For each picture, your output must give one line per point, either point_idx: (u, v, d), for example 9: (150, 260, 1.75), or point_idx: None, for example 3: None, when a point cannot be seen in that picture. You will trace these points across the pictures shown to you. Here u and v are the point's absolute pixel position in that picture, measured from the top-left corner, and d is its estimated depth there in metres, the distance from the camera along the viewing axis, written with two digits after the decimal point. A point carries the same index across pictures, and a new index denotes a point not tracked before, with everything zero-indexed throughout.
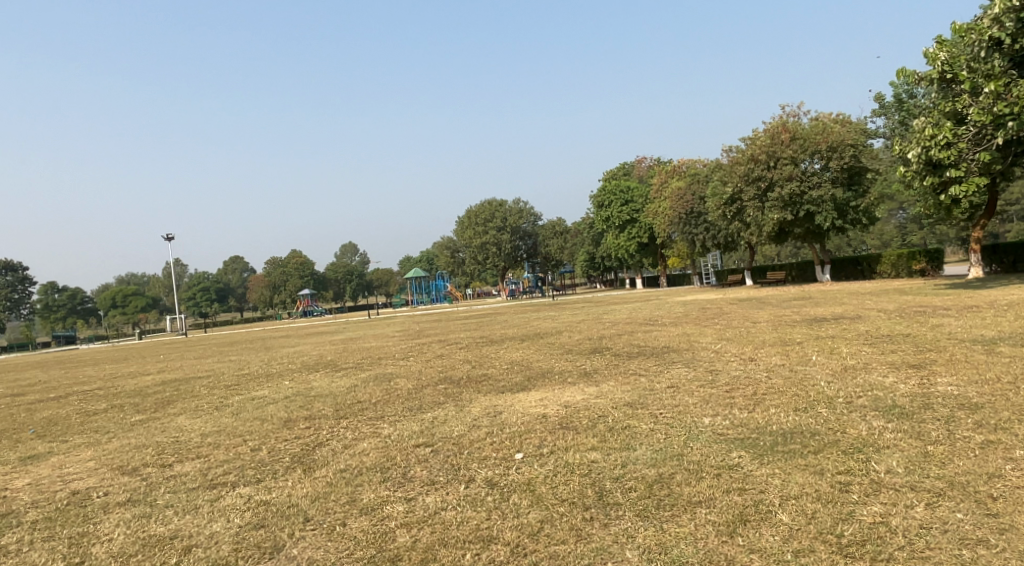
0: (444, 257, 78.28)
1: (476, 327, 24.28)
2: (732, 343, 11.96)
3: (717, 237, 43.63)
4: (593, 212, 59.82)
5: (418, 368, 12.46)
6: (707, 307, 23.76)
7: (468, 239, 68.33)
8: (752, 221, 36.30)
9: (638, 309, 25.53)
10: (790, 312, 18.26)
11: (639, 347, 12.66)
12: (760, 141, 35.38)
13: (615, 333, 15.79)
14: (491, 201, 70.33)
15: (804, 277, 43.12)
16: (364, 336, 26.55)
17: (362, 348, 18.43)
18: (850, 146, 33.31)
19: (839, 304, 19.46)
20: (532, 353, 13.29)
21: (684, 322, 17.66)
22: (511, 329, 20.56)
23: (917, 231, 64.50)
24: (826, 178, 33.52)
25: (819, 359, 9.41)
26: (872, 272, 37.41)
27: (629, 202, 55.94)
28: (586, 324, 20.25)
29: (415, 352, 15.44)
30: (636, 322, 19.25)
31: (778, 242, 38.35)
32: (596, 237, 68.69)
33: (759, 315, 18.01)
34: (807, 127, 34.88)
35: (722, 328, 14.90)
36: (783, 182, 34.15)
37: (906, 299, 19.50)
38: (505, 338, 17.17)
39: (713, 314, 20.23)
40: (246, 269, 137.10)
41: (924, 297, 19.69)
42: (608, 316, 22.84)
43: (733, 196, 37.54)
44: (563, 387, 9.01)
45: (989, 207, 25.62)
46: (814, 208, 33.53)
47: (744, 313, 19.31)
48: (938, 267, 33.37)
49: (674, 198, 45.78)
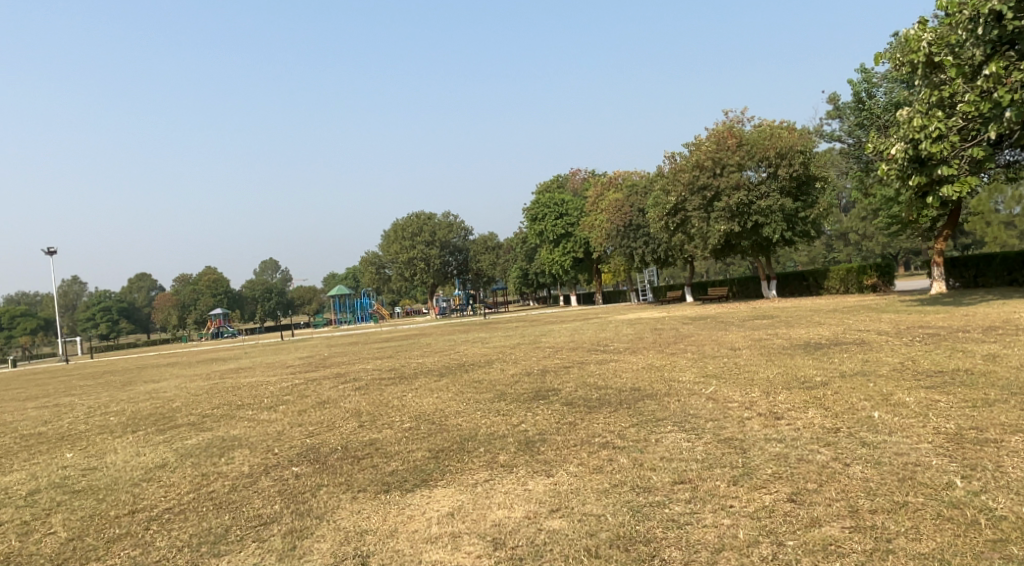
0: (368, 274, 73.47)
1: (390, 355, 20.30)
2: (728, 386, 8.56)
3: (657, 251, 41.06)
4: (526, 226, 56.55)
5: (276, 428, 8.53)
6: (659, 328, 20.65)
7: (394, 254, 63.86)
8: (696, 233, 33.72)
9: (580, 330, 22.18)
10: (762, 334, 15.28)
11: (598, 390, 9.12)
12: (704, 146, 32.89)
13: (562, 366, 12.21)
14: (418, 214, 66.26)
15: (746, 293, 40.94)
16: (258, 367, 22.23)
17: (233, 388, 14.26)
18: (799, 153, 31.06)
19: (812, 324, 16.72)
20: (449, 399, 9.54)
21: (641, 349, 14.30)
22: (429, 358, 16.71)
23: (844, 248, 64.76)
24: (774, 187, 31.23)
25: (890, 419, 6.07)
26: (819, 287, 35.42)
27: (564, 216, 52.99)
28: (522, 352, 16.63)
29: (294, 396, 11.46)
30: (582, 348, 15.79)
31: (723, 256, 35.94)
32: (529, 252, 65.54)
33: (727, 338, 14.99)
34: (753, 133, 32.58)
35: (696, 357, 11.54)
36: (729, 191, 31.62)
37: (888, 317, 16.93)
38: (417, 373, 13.36)
39: (669, 336, 17.12)
40: (156, 286, 128.01)
41: (910, 314, 17.11)
42: (547, 340, 19.39)
43: (676, 205, 34.92)
44: (492, 477, 5.36)
45: (954, 219, 23.57)
46: (762, 219, 31.13)
47: (705, 335, 16.29)
48: (890, 283, 31.41)
49: (612, 210, 43.01)
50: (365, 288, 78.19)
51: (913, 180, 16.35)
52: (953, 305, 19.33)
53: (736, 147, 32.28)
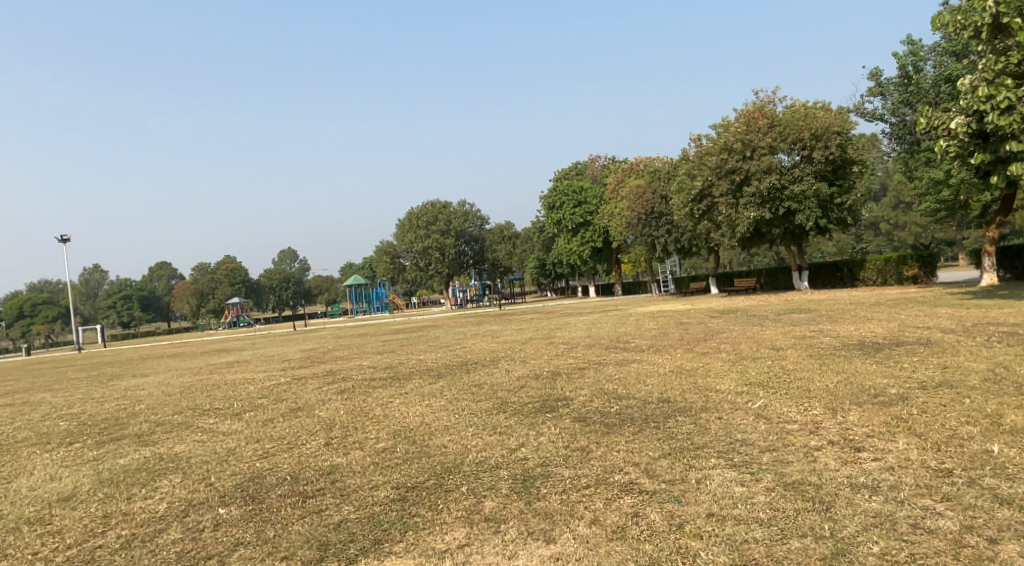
0: (383, 263, 72.10)
1: (394, 349, 18.89)
2: (780, 399, 6.96)
3: (681, 240, 39.24)
4: (544, 214, 54.85)
5: (231, 443, 7.07)
6: (685, 322, 18.97)
7: (409, 243, 62.43)
8: (724, 221, 31.88)
9: (598, 324, 20.58)
10: (804, 330, 13.61)
11: (619, 400, 7.55)
12: (734, 128, 30.95)
13: (576, 367, 10.68)
14: (434, 202, 64.78)
15: (774, 284, 39.04)
16: (256, 360, 20.96)
17: (214, 384, 12.94)
18: (836, 134, 29.08)
19: (858, 320, 15.01)
20: (441, 408, 8.06)
21: (666, 347, 12.70)
22: (434, 354, 15.24)
23: (873, 239, 62.58)
24: (809, 171, 29.30)
25: (1017, 456, 4.49)
26: (854, 278, 33.50)
27: (583, 203, 51.22)
28: (534, 348, 15.12)
29: (271, 399, 10.08)
30: (600, 345, 14.22)
31: (751, 245, 34.05)
32: (548, 242, 63.95)
33: (762, 335, 13.36)
34: (786, 113, 30.59)
35: (733, 360, 9.93)
36: (760, 175, 29.74)
37: (944, 311, 15.20)
38: (416, 372, 11.87)
39: (697, 332, 15.46)
40: (174, 275, 128.27)
41: (970, 308, 15.29)
42: (562, 335, 17.82)
43: (703, 191, 33.06)
44: (475, 540, 3.85)
45: (1008, 204, 21.62)
46: (795, 205, 29.24)
47: (737, 331, 14.66)
48: (932, 274, 29.37)
49: (634, 197, 41.22)
50: (380, 278, 77.06)
51: (978, 158, 14.48)
52: (1013, 298, 17.49)
53: (768, 129, 30.37)
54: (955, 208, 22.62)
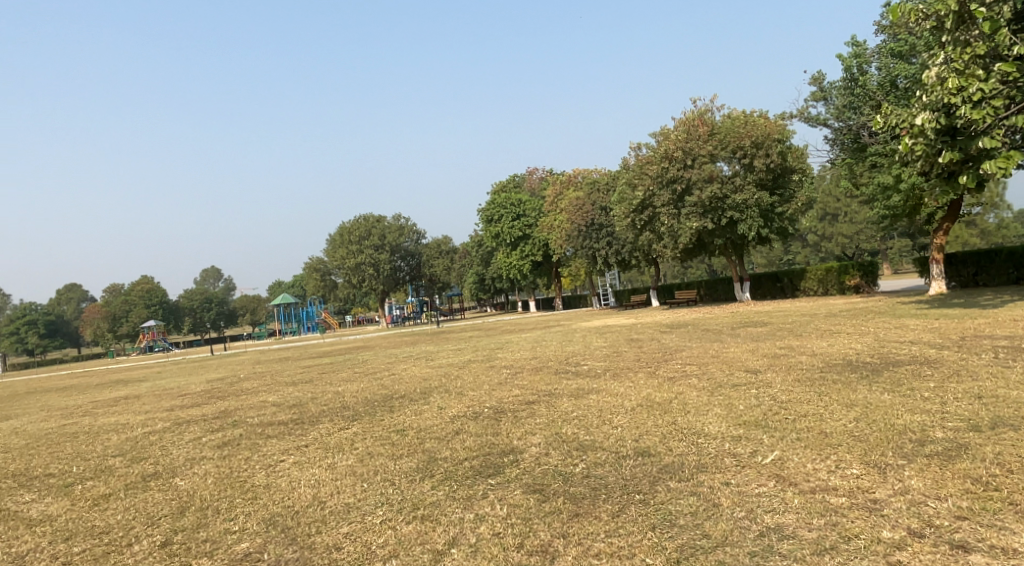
0: (313, 280, 68.56)
1: (312, 379, 16.55)
2: (796, 449, 5.26)
3: (621, 252, 38.09)
4: (481, 228, 52.97)
5: (31, 548, 4.92)
6: (636, 339, 17.40)
7: (340, 259, 59.37)
8: (666, 232, 30.78)
9: (542, 343, 18.80)
10: (773, 347, 12.19)
11: (582, 455, 5.71)
12: (674, 135, 29.94)
13: (523, 401, 8.79)
14: (366, 217, 62.04)
15: (715, 296, 38.28)
16: (151, 395, 18.24)
17: (74, 434, 10.49)
18: (777, 142, 28.34)
19: (826, 333, 13.76)
20: (346, 472, 6.06)
21: (624, 371, 10.98)
22: (353, 386, 13.06)
23: (803, 249, 63.56)
24: (750, 180, 28.47)
25: None
26: (795, 289, 32.96)
27: (521, 217, 49.64)
28: (470, 373, 13.16)
29: (130, 459, 7.84)
30: (546, 370, 12.37)
31: (693, 256, 33.12)
32: (485, 256, 62.05)
33: (728, 354, 11.86)
34: (727, 121, 29.71)
35: (710, 388, 8.25)
36: (701, 184, 28.76)
37: (913, 322, 14.11)
38: (326, 413, 9.72)
39: (654, 350, 13.86)
40: (87, 298, 121.06)
41: (939, 318, 14.25)
42: (502, 357, 15.92)
43: (644, 201, 31.91)
44: None
45: (955, 210, 21.11)
46: (737, 214, 28.36)
47: (697, 349, 13.14)
48: (874, 283, 28.92)
49: (572, 209, 39.84)
50: (310, 297, 73.50)
51: (946, 157, 13.47)
52: (974, 307, 16.66)
53: (708, 136, 29.41)
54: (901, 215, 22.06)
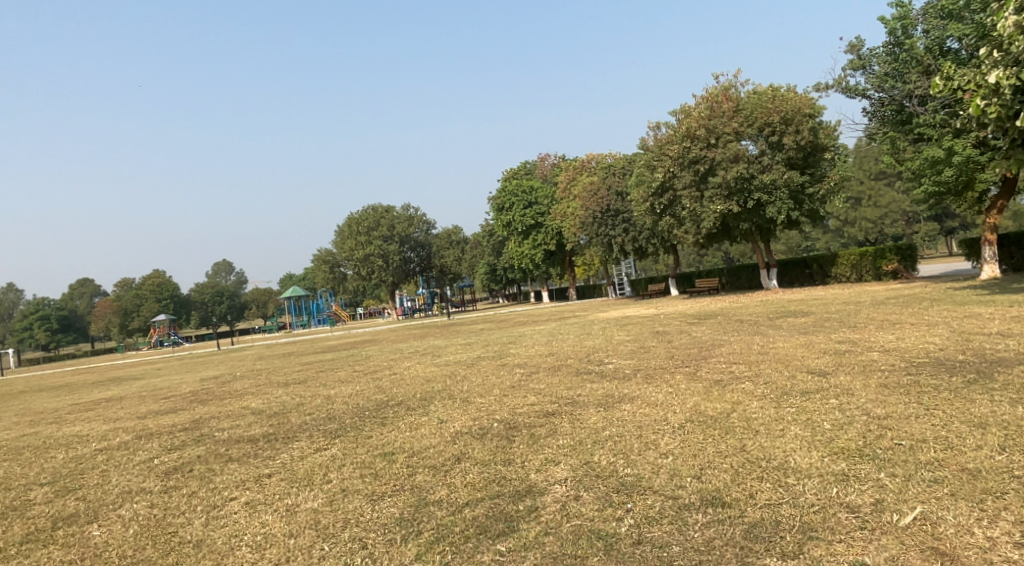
0: (323, 273, 67.23)
1: (307, 379, 15.00)
2: (944, 500, 3.67)
3: (639, 239, 36.32)
4: (492, 217, 51.35)
5: None
6: (663, 332, 15.72)
7: (349, 251, 57.97)
8: (688, 216, 29.00)
9: (558, 336, 17.17)
10: (827, 341, 10.52)
11: (625, 503, 4.19)
12: (696, 113, 28.10)
13: (541, 413, 7.22)
14: (375, 207, 60.59)
15: (738, 284, 36.47)
16: (134, 397, 16.86)
17: (18, 450, 9.04)
18: (808, 117, 26.43)
19: (885, 324, 12.04)
20: (308, 523, 4.53)
21: (658, 371, 9.36)
22: (348, 389, 11.51)
23: (824, 236, 61.31)
24: (779, 159, 26.62)
25: None
26: (826, 276, 31.14)
27: (533, 204, 47.90)
28: (479, 374, 11.58)
29: (55, 492, 6.34)
30: (566, 369, 10.77)
31: (716, 241, 31.31)
32: (496, 246, 60.43)
33: (777, 349, 10.20)
34: (754, 96, 27.80)
35: (773, 397, 6.62)
36: (726, 164, 26.94)
37: (983, 310, 12.38)
38: (310, 426, 8.18)
39: (686, 346, 12.21)
40: (98, 293, 120.96)
41: (1013, 306, 12.49)
42: (514, 353, 14.32)
43: (664, 184, 30.09)
44: None
45: (1011, 186, 19.36)
46: (765, 196, 26.52)
47: (737, 345, 11.47)
48: (913, 268, 27.24)
49: (587, 195, 38.08)
50: (320, 289, 72.26)
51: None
52: None
53: (733, 113, 27.57)
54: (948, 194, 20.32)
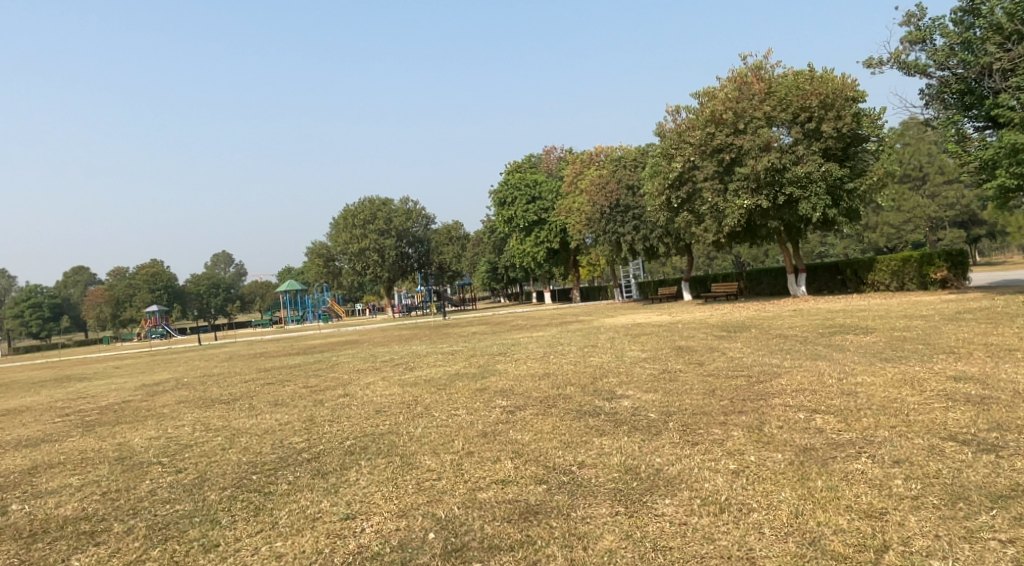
0: (317, 267, 64.27)
1: (242, 395, 11.90)
2: None
3: (649, 238, 33.19)
4: (494, 212, 48.26)
5: None
6: (690, 347, 12.67)
7: (343, 244, 55.01)
8: (708, 212, 25.86)
9: (559, 347, 14.13)
10: (933, 379, 7.45)
11: None
12: (721, 96, 24.98)
13: (515, 511, 4.17)
14: (372, 199, 57.56)
15: (757, 289, 33.39)
16: (43, 408, 13.89)
17: None
18: (849, 102, 23.36)
19: (995, 353, 8.97)
20: None
21: (702, 419, 6.35)
22: (269, 421, 8.45)
23: (841, 240, 58.01)
24: (815, 150, 23.50)
25: None
26: (861, 283, 28.09)
27: (536, 199, 44.85)
28: (448, 403, 8.55)
29: None
30: (563, 404, 7.71)
31: (738, 241, 28.16)
32: (498, 244, 57.41)
33: (865, 390, 7.13)
34: (786, 78, 24.70)
35: (948, 514, 3.55)
36: (755, 153, 23.81)
37: None
38: (157, 501, 5.15)
39: (726, 373, 9.13)
40: (94, 281, 118.75)
41: None
42: (500, 370, 11.28)
43: (682, 176, 26.92)
44: None
45: None
46: (798, 191, 23.40)
47: (801, 378, 8.35)
48: (963, 278, 24.19)
49: (595, 188, 34.93)
50: (315, 284, 69.36)
51: None
52: None
53: (763, 96, 24.43)
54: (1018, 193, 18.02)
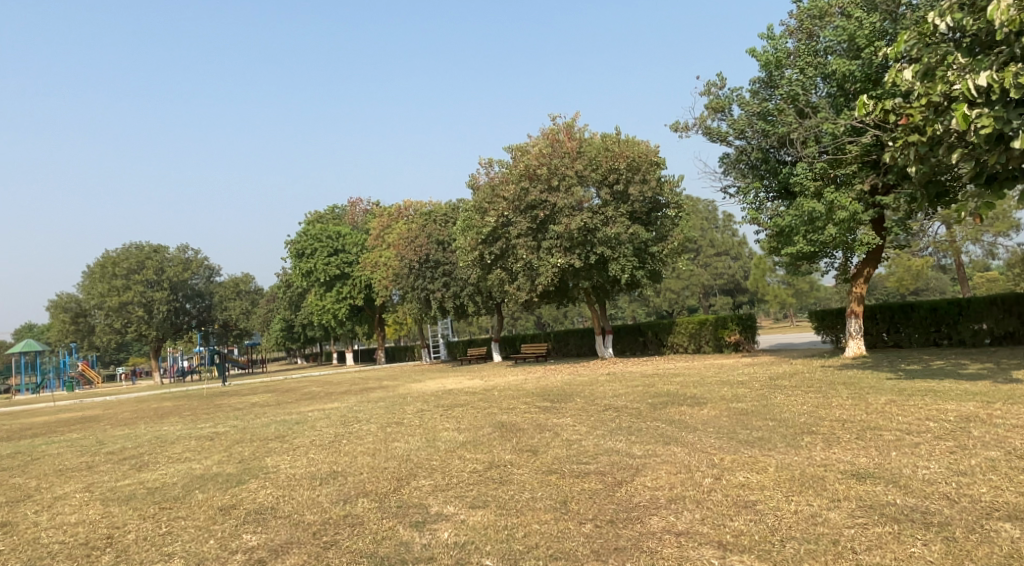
0: (65, 323, 54.19)
1: None
2: None
3: (460, 296, 31.39)
4: (287, 264, 43.84)
5: None
6: (514, 423, 10.50)
7: (99, 297, 46.79)
8: (522, 270, 24.57)
9: (353, 425, 11.24)
10: (830, 479, 5.88)
11: None
12: (534, 151, 24.13)
13: None
14: (141, 246, 50.00)
15: (565, 350, 32.73)
16: None
17: None
18: (654, 166, 23.59)
19: (860, 438, 7.78)
20: None
21: None
22: None
23: (631, 303, 61.11)
24: (624, 211, 23.28)
25: None
26: (661, 345, 28.34)
27: (338, 252, 41.39)
28: (163, 537, 5.36)
29: None
30: (349, 540, 4.95)
31: (549, 301, 27.18)
32: (292, 301, 52.57)
33: (762, 499, 5.32)
34: (595, 139, 24.49)
35: None
36: (568, 212, 23.06)
37: (964, 418, 8.69)
38: None
39: (573, 467, 6.97)
40: None
41: (989, 412, 9.02)
42: (268, 462, 8.14)
43: (495, 232, 25.49)
44: None
45: (875, 251, 19.12)
46: (609, 252, 22.90)
47: (667, 476, 6.40)
48: (753, 341, 25.04)
49: (403, 241, 32.46)
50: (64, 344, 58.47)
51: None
52: (965, 389, 12.12)
53: (575, 155, 23.91)
54: (810, 258, 19.01)
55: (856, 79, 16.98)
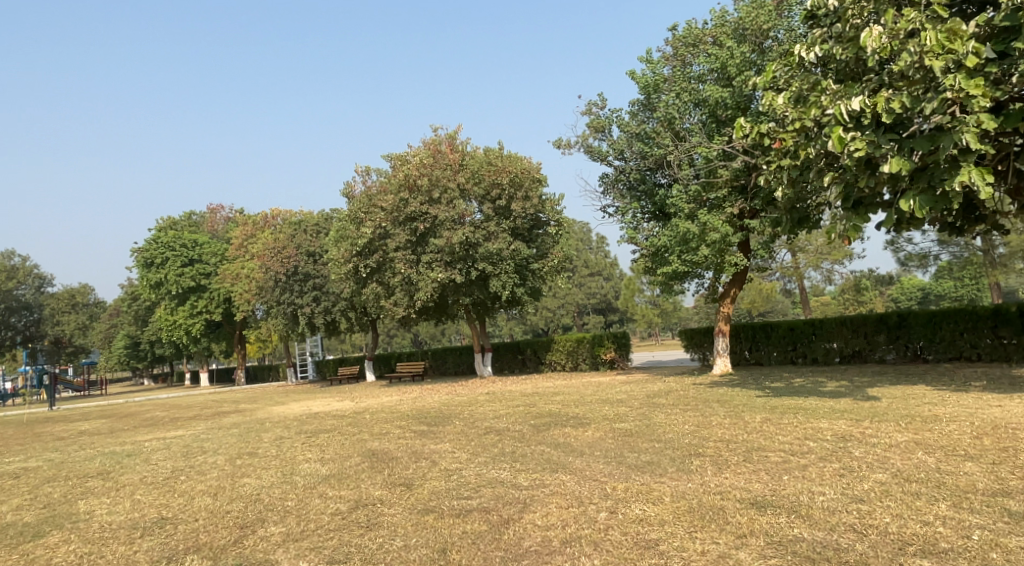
0: None
1: None
2: None
3: (331, 312, 29.70)
4: (135, 275, 39.96)
5: None
6: (384, 450, 9.54)
7: None
8: (399, 285, 23.49)
9: (196, 456, 9.81)
10: (730, 509, 5.47)
11: None
12: (413, 162, 23.23)
13: None
14: None
15: (441, 369, 31.81)
16: None
17: None
18: (535, 183, 23.41)
19: (748, 460, 7.55)
20: None
21: None
22: None
23: (507, 321, 61.23)
24: (505, 227, 22.87)
25: None
26: (539, 363, 28.14)
27: (194, 262, 38.21)
28: None
29: None
30: None
31: (426, 317, 26.23)
32: (141, 315, 48.08)
33: (664, 537, 4.80)
34: (476, 153, 23.97)
35: None
36: (448, 226, 22.32)
37: (840, 436, 8.74)
38: None
39: (452, 503, 6.18)
40: None
41: (860, 429, 9.15)
42: (81, 507, 6.72)
43: (370, 244, 24.26)
44: None
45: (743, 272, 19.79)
46: (489, 268, 22.37)
47: (557, 510, 5.77)
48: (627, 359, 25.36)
49: (268, 252, 30.34)
50: None
51: (906, 202, 8.90)
52: (829, 405, 12.49)
53: (456, 167, 23.26)
54: (685, 278, 19.37)
55: (727, 107, 17.55)
